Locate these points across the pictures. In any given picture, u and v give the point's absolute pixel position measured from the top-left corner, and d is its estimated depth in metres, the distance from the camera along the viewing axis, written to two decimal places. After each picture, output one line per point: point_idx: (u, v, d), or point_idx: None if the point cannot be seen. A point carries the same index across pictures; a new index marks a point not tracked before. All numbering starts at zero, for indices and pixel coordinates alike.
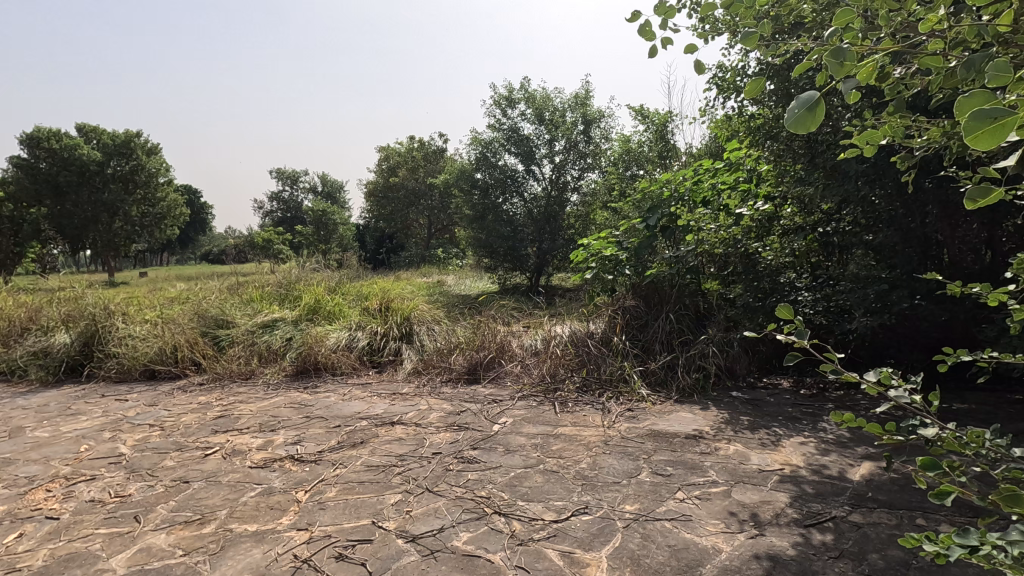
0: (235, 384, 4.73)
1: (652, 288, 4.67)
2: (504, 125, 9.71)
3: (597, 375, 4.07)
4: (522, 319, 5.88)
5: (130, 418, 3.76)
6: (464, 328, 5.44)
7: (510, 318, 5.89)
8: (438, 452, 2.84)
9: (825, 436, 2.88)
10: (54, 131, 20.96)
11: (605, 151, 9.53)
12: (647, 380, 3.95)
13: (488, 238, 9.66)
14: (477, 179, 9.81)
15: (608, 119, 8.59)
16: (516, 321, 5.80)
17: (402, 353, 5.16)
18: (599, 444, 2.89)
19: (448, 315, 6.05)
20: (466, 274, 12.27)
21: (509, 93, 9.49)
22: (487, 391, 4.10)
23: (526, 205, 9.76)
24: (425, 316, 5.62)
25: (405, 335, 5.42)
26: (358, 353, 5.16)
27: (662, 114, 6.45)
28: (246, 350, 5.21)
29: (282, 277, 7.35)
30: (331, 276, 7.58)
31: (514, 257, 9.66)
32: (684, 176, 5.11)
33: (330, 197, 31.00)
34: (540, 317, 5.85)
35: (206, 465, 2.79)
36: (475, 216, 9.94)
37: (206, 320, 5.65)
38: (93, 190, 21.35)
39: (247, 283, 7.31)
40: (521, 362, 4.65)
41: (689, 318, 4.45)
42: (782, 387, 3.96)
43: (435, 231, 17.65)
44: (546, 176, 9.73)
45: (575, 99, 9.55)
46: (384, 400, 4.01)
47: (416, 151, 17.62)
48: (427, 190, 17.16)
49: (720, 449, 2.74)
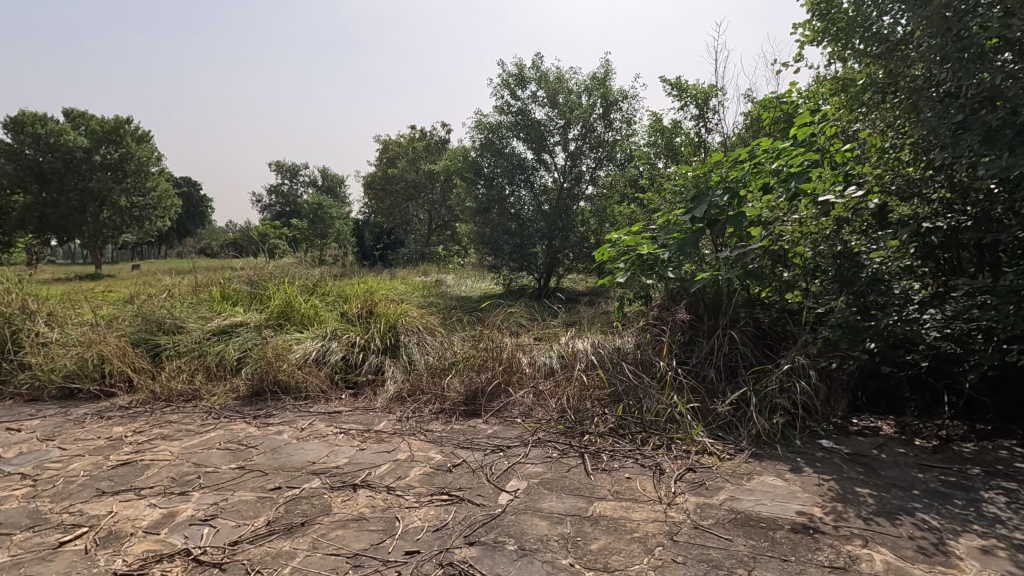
0: (170, 408, 3.73)
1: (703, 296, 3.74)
2: (513, 107, 8.71)
3: (638, 413, 3.06)
4: (533, 331, 4.87)
5: (2, 463, 2.76)
6: (462, 340, 4.45)
7: (519, 332, 4.92)
8: (414, 552, 1.84)
9: (1013, 538, 1.87)
10: (40, 116, 20.12)
11: (625, 140, 8.55)
12: (706, 422, 2.95)
13: (492, 234, 8.64)
14: (481, 169, 8.81)
15: (632, 100, 7.60)
16: (525, 334, 4.81)
17: (384, 371, 4.17)
18: (662, 543, 1.88)
19: (444, 324, 5.05)
20: (467, 273, 11.26)
21: (520, 71, 8.48)
22: (490, 431, 3.10)
23: (536, 198, 8.75)
24: (415, 325, 4.62)
25: (390, 349, 4.42)
26: (330, 369, 4.17)
27: (703, 87, 5.41)
28: (192, 363, 4.22)
29: (254, 274, 6.36)
30: (313, 271, 6.60)
31: (521, 256, 8.64)
32: (735, 158, 4.27)
33: (330, 191, 30.01)
34: (553, 330, 4.87)
35: (50, 569, 1.78)
36: (478, 209, 8.95)
37: (150, 324, 4.66)
38: (79, 178, 20.44)
39: (214, 278, 6.33)
40: (533, 388, 3.65)
41: (752, 337, 3.49)
42: (888, 436, 2.94)
43: (437, 227, 16.64)
44: (558, 166, 8.72)
45: (593, 79, 8.54)
46: (352, 440, 3.01)
47: (418, 142, 16.62)
48: (427, 184, 16.15)
49: (860, 562, 1.73)
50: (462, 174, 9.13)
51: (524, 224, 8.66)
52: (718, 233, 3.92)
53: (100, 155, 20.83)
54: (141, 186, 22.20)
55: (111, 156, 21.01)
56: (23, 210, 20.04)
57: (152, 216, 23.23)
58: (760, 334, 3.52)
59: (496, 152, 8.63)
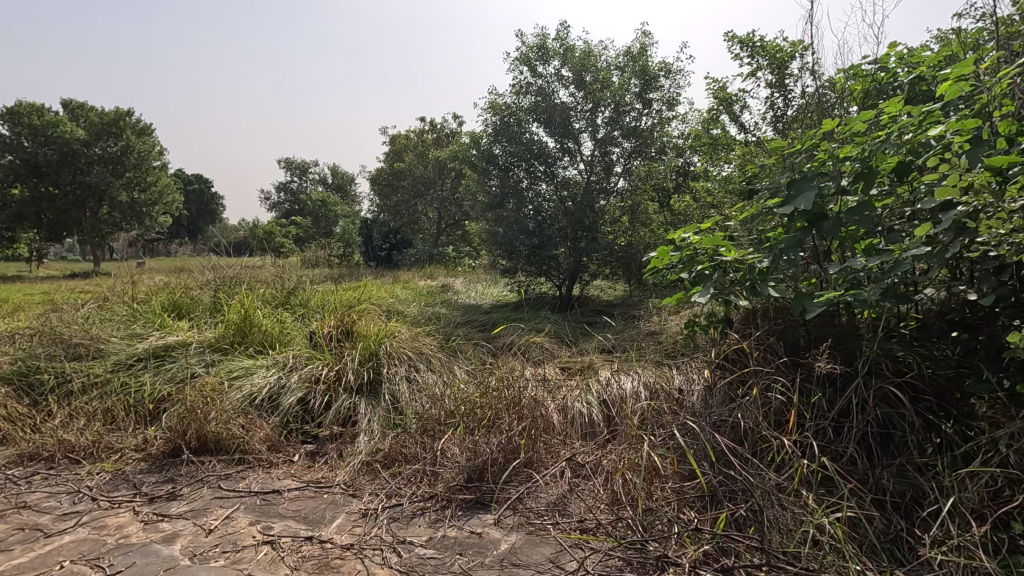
0: (43, 473, 2.59)
1: (809, 324, 2.62)
2: (533, 86, 7.52)
3: (754, 529, 1.84)
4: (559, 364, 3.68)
5: None
6: (464, 379, 3.29)
7: (542, 367, 3.70)
8: None
9: None
10: (37, 107, 19.35)
11: (663, 126, 7.33)
12: (881, 559, 1.73)
13: (507, 234, 7.45)
14: (495, 158, 7.61)
15: (677, 76, 6.37)
16: (551, 370, 3.61)
17: (357, 420, 3.01)
18: None
19: (444, 352, 3.86)
20: (478, 278, 10.08)
21: (542, 43, 7.29)
22: (503, 552, 1.90)
23: (558, 193, 7.57)
24: (403, 355, 3.48)
25: (367, 387, 3.25)
26: (283, 417, 3.01)
27: (782, 45, 4.19)
28: (95, 403, 3.08)
29: (216, 277, 5.21)
30: (289, 273, 5.43)
31: (540, 260, 7.42)
32: (848, 132, 3.08)
33: (338, 189, 29.02)
34: (585, 367, 3.64)
35: None
36: (492, 204, 7.75)
37: (53, 346, 3.52)
38: (75, 171, 19.57)
39: (168, 283, 5.18)
40: (567, 460, 2.46)
41: (904, 393, 2.29)
42: None
43: (446, 227, 15.52)
44: (584, 156, 7.53)
45: (627, 54, 7.31)
46: (278, 564, 1.83)
47: (427, 135, 15.47)
48: (437, 179, 14.99)
49: None
50: (474, 164, 7.95)
51: (544, 224, 7.46)
52: (830, 231, 2.73)
53: (99, 147, 20.01)
54: (141, 181, 21.41)
55: (110, 149, 20.23)
56: (18, 204, 19.23)
57: (153, 211, 22.36)
58: (913, 389, 2.32)
59: (513, 138, 7.42)
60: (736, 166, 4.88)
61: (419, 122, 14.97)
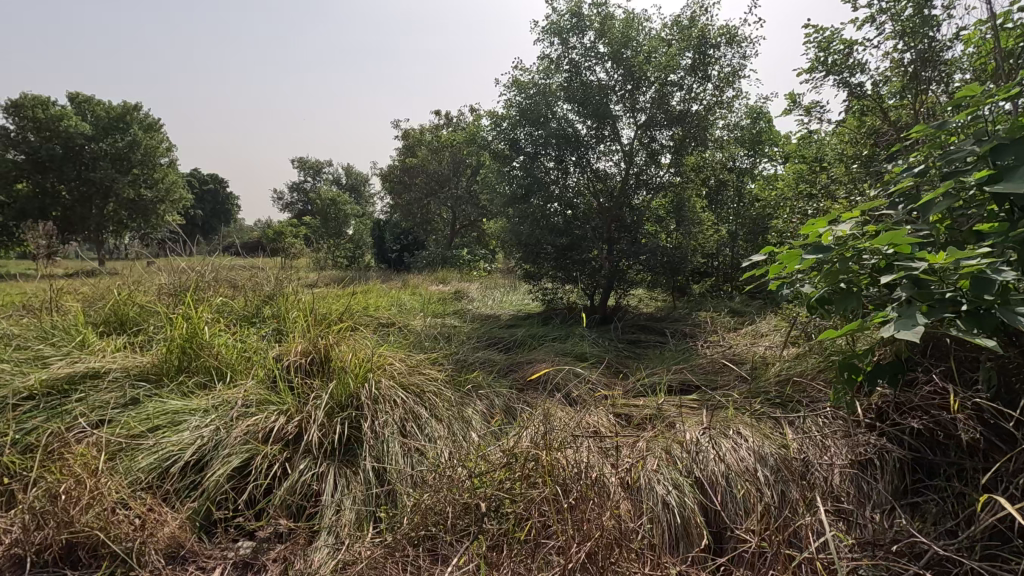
0: None
1: None
2: (564, 60, 6.41)
3: None
4: (615, 419, 2.64)
5: None
6: (481, 446, 2.25)
7: (590, 421, 2.65)
8: None
9: None
10: (42, 100, 18.68)
11: (718, 108, 6.20)
12: None
13: (533, 233, 6.37)
14: (519, 144, 6.52)
15: (742, 43, 5.24)
16: (604, 428, 2.55)
17: (319, 507, 1.98)
18: None
19: (454, 392, 2.81)
20: (497, 284, 9.04)
21: (576, 9, 6.21)
22: None
23: (591, 187, 6.49)
24: (396, 403, 2.46)
25: (340, 450, 2.23)
26: (207, 499, 1.97)
27: None
28: None
29: (174, 276, 4.18)
30: (265, 276, 4.39)
31: (571, 264, 6.38)
32: None
33: (351, 188, 28.14)
34: (654, 423, 2.57)
35: None
36: (514, 198, 6.66)
37: None
38: (80, 166, 18.82)
39: (116, 286, 4.17)
40: None
41: None
42: None
43: (461, 228, 14.56)
44: (623, 144, 6.43)
45: (677, 22, 6.19)
46: None
47: (442, 129, 14.40)
48: (452, 176, 13.93)
49: None
50: (494, 152, 6.86)
51: (574, 223, 6.39)
52: None
53: (105, 142, 19.30)
54: (149, 177, 20.70)
55: (117, 144, 19.50)
56: (21, 200, 18.57)
57: (161, 210, 21.68)
58: None
59: (540, 122, 6.30)
60: (836, 146, 3.74)
61: (435, 115, 13.90)
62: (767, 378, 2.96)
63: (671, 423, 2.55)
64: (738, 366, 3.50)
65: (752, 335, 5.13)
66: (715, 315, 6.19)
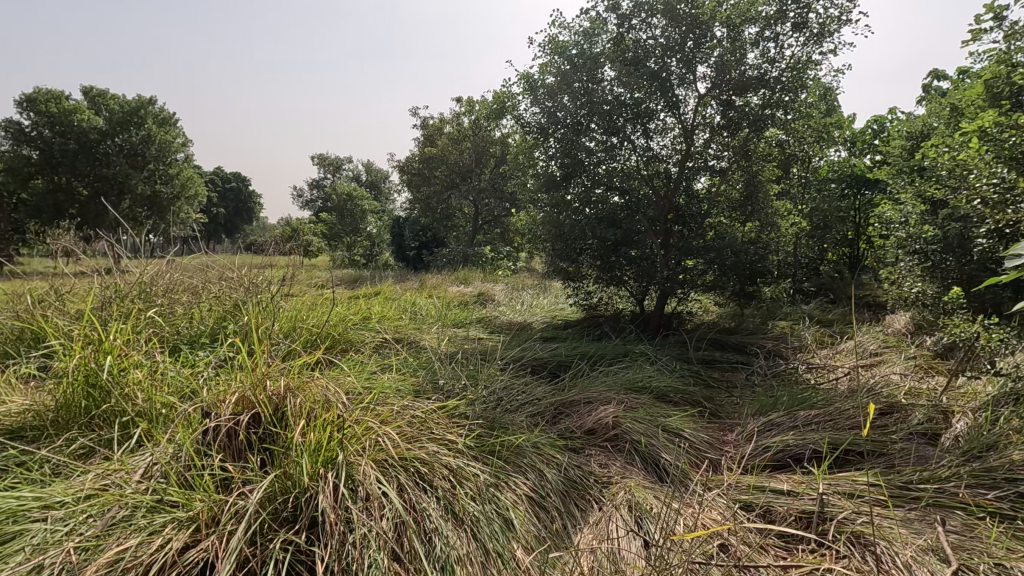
0: None
1: None
2: (611, 14, 5.26)
3: None
4: (756, 533, 1.57)
5: None
6: None
7: (715, 532, 1.58)
8: None
9: None
10: (54, 93, 18.01)
11: (804, 71, 4.97)
12: None
13: (574, 226, 5.30)
14: (557, 118, 5.42)
15: None
16: (748, 554, 1.47)
17: None
18: None
19: (482, 468, 1.75)
20: (526, 285, 7.96)
21: None
22: None
23: (642, 172, 5.40)
24: (387, 507, 1.43)
25: None
26: None
27: None
28: None
29: (114, 275, 3.16)
30: (236, 279, 3.37)
31: (619, 264, 5.29)
32: None
33: (370, 184, 27.34)
34: (831, 542, 1.49)
35: None
36: (550, 184, 5.59)
37: None
38: (93, 162, 18.16)
39: (41, 292, 3.17)
40: None
41: None
42: None
43: (483, 223, 13.49)
44: (683, 118, 5.29)
45: None
46: None
47: (463, 117, 13.30)
48: (474, 167, 12.85)
49: None
50: (526, 128, 5.78)
51: (623, 214, 5.30)
52: None
53: (119, 137, 18.64)
54: (164, 174, 20.04)
55: (131, 139, 18.82)
56: (35, 197, 18.00)
57: (177, 207, 21.06)
58: None
59: (582, 92, 5.20)
60: None
61: (455, 101, 12.85)
62: (984, 447, 1.86)
63: (867, 545, 1.46)
64: (898, 415, 2.38)
65: (863, 356, 3.98)
66: (800, 327, 5.04)
